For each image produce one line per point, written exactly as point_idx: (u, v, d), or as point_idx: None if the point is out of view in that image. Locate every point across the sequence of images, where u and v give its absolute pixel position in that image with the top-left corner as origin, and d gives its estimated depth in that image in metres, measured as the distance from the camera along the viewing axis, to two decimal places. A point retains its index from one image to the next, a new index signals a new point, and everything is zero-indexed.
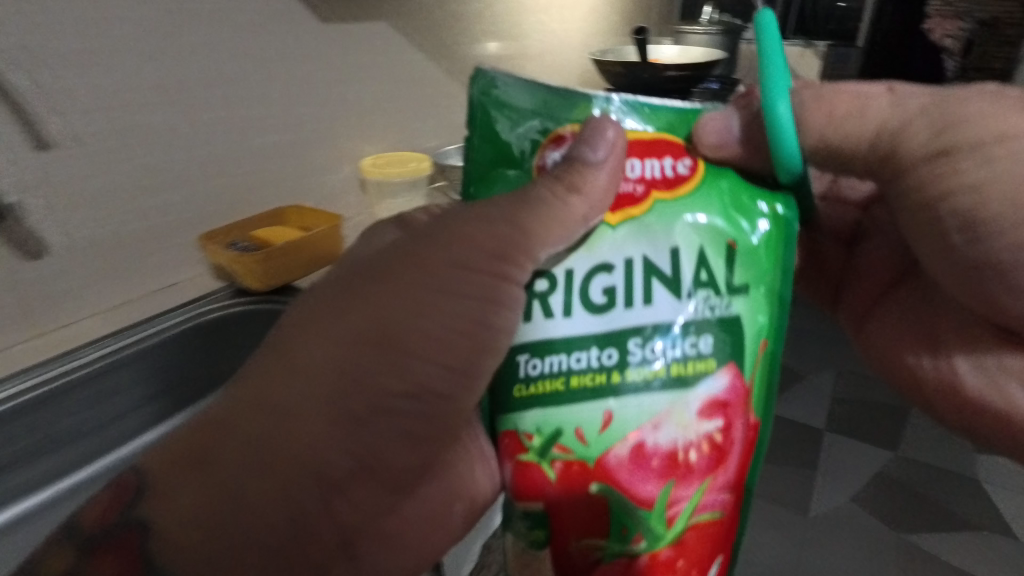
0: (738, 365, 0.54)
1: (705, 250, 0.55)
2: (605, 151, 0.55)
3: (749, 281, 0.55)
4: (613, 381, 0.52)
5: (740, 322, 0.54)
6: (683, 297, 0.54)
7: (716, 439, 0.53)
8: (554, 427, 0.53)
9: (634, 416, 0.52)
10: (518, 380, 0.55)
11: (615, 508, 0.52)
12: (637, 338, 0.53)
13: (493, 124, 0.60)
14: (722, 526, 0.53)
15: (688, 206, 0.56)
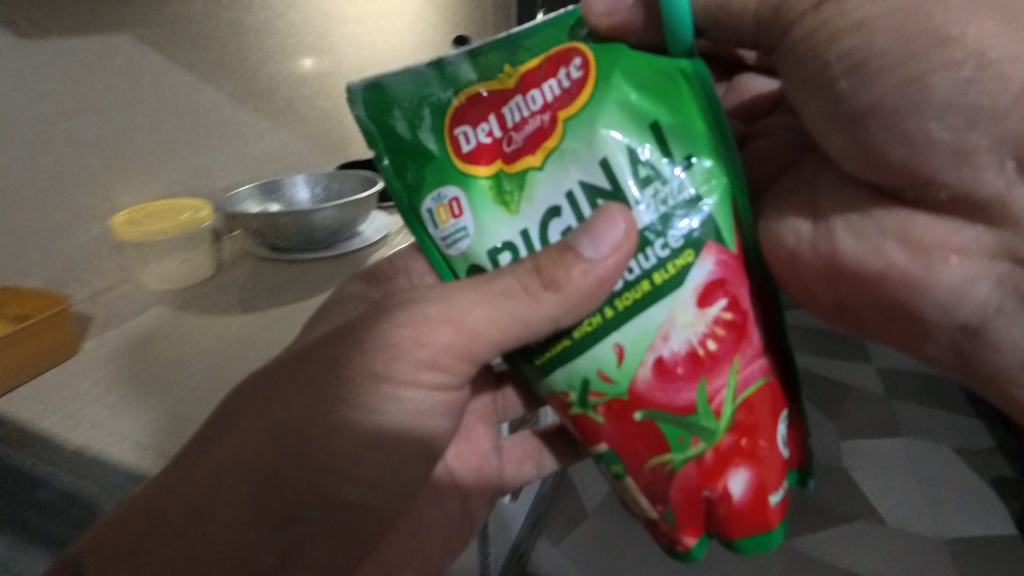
0: (720, 238, 0.50)
1: (640, 149, 0.50)
2: (606, 246, 0.47)
3: (692, 153, 0.49)
4: (614, 311, 0.50)
5: (710, 199, 0.50)
6: (641, 203, 0.49)
7: (727, 318, 0.50)
8: (580, 376, 0.51)
9: (642, 330, 0.49)
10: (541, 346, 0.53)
11: (667, 429, 0.49)
12: (631, 260, 0.50)
13: (392, 133, 0.53)
14: (773, 385, 0.51)
15: (604, 110, 0.49)
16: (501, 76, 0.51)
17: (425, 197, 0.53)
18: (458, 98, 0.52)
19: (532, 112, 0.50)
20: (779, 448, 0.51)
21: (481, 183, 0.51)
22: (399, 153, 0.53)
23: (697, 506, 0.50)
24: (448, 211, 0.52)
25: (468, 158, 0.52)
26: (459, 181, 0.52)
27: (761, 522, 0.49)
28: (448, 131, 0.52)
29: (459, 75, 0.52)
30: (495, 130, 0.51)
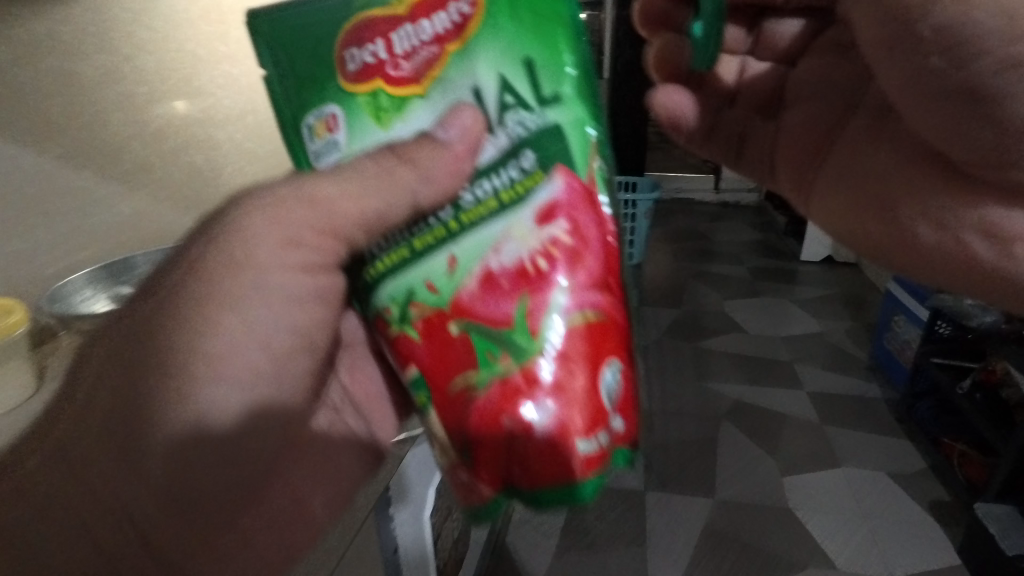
0: (570, 162, 0.49)
1: (498, 79, 0.50)
2: (456, 130, 0.49)
3: (556, 91, 0.49)
4: (449, 227, 0.50)
5: (564, 129, 0.50)
6: (497, 126, 0.50)
7: (562, 242, 0.48)
8: (404, 285, 0.51)
9: (473, 243, 0.50)
10: (374, 257, 0.54)
11: (476, 348, 0.48)
12: (476, 181, 0.51)
13: (319, 39, 0.52)
14: (604, 329, 0.49)
15: (486, 54, 0.50)
16: (399, 6, 0.52)
17: (310, 112, 0.53)
18: (360, 12, 0.52)
19: (427, 40, 0.52)
20: (605, 400, 0.47)
21: (360, 100, 0.52)
22: (285, 46, 0.53)
23: (492, 443, 0.47)
24: (329, 131, 0.53)
25: (370, 75, 0.52)
26: (346, 104, 0.52)
27: (562, 468, 0.45)
28: (338, 51, 0.52)
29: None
30: (385, 52, 0.52)
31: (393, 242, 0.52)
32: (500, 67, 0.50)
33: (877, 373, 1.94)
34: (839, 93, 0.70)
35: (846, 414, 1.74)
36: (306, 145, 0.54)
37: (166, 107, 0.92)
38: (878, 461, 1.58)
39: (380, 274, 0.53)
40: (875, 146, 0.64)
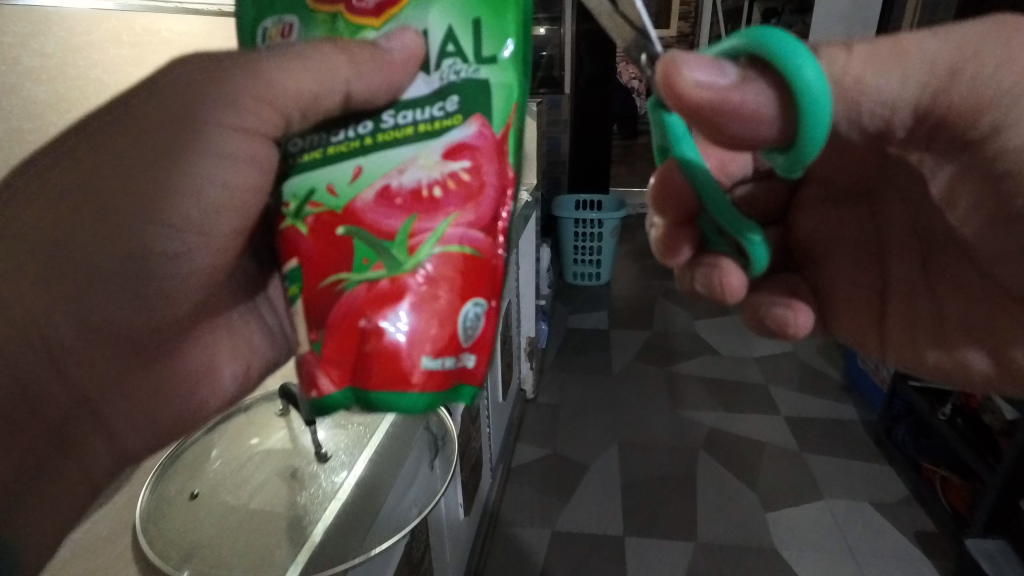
0: (485, 113, 0.54)
1: (448, 32, 0.55)
2: (397, 45, 0.54)
3: (493, 53, 0.54)
4: (365, 142, 0.55)
5: (490, 86, 0.54)
6: (432, 69, 0.55)
7: (462, 177, 0.53)
8: (313, 178, 0.56)
9: (381, 162, 0.55)
10: (302, 146, 0.59)
11: (359, 245, 0.53)
12: (397, 109, 0.55)
13: None
14: (480, 264, 0.53)
15: (436, 11, 0.55)
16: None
17: (271, 16, 0.60)
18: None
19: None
20: (460, 334, 0.51)
21: (319, 18, 0.58)
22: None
23: (353, 339, 0.51)
24: (282, 33, 0.59)
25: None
26: (301, 17, 0.59)
27: (398, 380, 0.50)
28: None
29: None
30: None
31: (319, 139, 0.58)
32: (444, 16, 0.55)
33: (851, 392, 1.91)
34: (862, 239, 0.80)
35: (820, 436, 1.71)
36: (258, 37, 0.60)
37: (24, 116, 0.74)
38: (861, 487, 1.54)
39: (304, 159, 0.58)
40: (941, 277, 0.76)
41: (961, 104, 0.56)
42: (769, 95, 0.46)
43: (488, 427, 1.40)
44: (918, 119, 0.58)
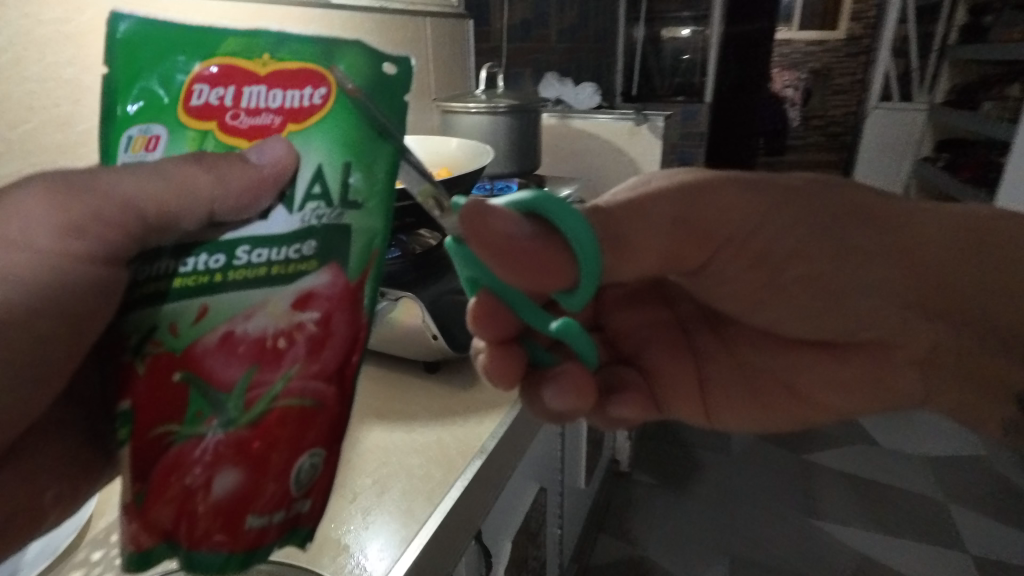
0: (343, 263, 0.40)
1: (317, 165, 0.38)
2: (268, 157, 0.37)
3: (364, 195, 0.39)
4: (215, 274, 0.38)
5: (352, 232, 0.39)
6: (299, 209, 0.39)
7: (315, 333, 0.40)
8: (147, 318, 0.38)
9: (229, 298, 0.38)
10: (145, 271, 0.39)
11: (191, 404, 0.38)
12: (256, 242, 0.38)
13: (243, 43, 0.36)
14: (321, 416, 0.41)
15: (314, 141, 0.38)
16: (263, 55, 0.37)
17: (134, 117, 0.37)
18: (219, 54, 0.36)
19: (268, 107, 0.38)
20: (293, 491, 0.40)
21: (187, 132, 0.38)
22: (124, 59, 0.36)
23: (170, 493, 0.38)
24: (147, 149, 0.38)
25: (209, 113, 0.37)
26: (173, 130, 0.37)
27: (223, 536, 0.38)
28: (189, 83, 0.36)
29: (221, 41, 0.36)
30: (236, 102, 0.37)
31: (169, 267, 0.38)
32: (310, 149, 0.38)
33: None
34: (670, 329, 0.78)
35: None
36: (115, 150, 0.38)
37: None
38: None
39: (146, 292, 0.38)
40: (735, 343, 0.75)
41: (708, 211, 0.53)
42: (558, 249, 0.46)
43: (559, 529, 1.10)
44: (680, 247, 0.53)
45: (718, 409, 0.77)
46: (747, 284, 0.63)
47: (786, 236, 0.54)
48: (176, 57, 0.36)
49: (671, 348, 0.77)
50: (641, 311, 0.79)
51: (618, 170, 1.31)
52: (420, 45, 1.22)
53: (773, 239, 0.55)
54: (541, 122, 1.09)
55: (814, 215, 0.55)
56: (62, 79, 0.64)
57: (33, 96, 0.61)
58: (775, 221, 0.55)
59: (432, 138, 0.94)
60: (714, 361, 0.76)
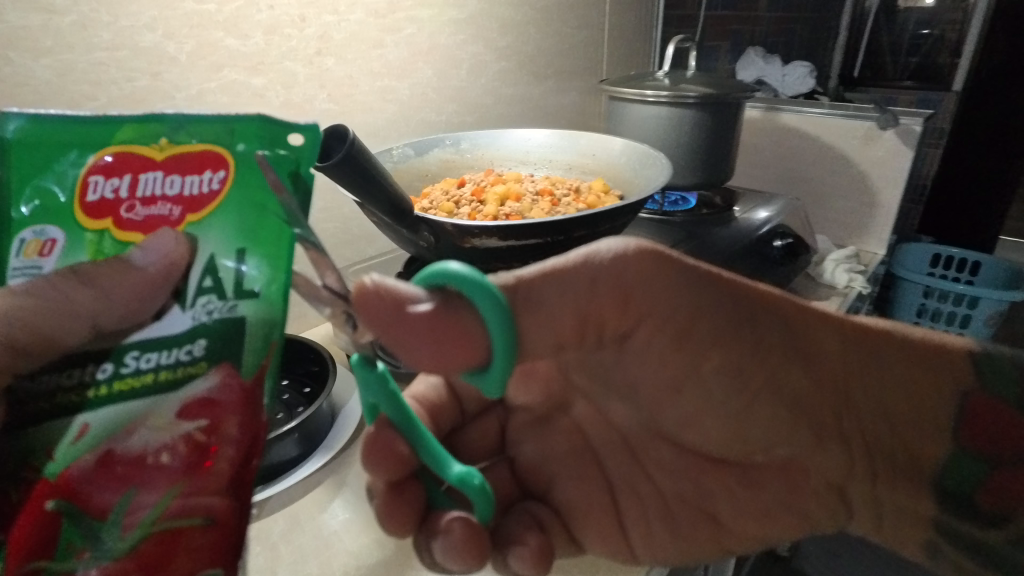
0: (236, 362, 0.29)
1: (206, 254, 0.27)
2: (156, 255, 0.26)
3: (265, 281, 0.28)
4: (92, 388, 0.26)
5: (246, 331, 0.28)
6: (189, 305, 0.27)
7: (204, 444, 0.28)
8: (18, 439, 0.26)
9: (107, 410, 0.27)
10: (23, 388, 0.27)
11: (63, 537, 0.27)
12: (144, 343, 0.27)
13: (144, 126, 0.26)
14: (217, 538, 0.29)
15: (214, 229, 0.27)
16: (159, 138, 0.26)
17: (23, 218, 0.25)
18: (114, 144, 0.25)
19: (166, 194, 0.26)
20: None
21: (85, 235, 0.26)
22: (6, 160, 0.24)
23: None
24: (40, 257, 0.26)
25: (104, 213, 0.26)
26: (72, 233, 0.26)
27: None
28: (84, 177, 0.25)
29: (115, 123, 0.25)
30: (130, 193, 0.26)
31: (51, 381, 0.27)
32: (202, 237, 0.27)
33: None
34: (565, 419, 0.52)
35: None
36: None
37: None
38: None
39: (24, 412, 0.27)
40: (652, 448, 0.50)
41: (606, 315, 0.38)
42: (455, 327, 0.31)
43: None
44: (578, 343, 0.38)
45: (647, 534, 0.48)
46: (664, 383, 0.45)
47: (700, 360, 0.42)
48: (68, 150, 0.25)
49: (590, 480, 0.50)
50: (565, 439, 0.52)
51: (841, 185, 0.97)
52: (597, 12, 0.99)
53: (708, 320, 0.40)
54: (743, 116, 0.81)
55: (701, 326, 0.41)
56: (139, 47, 0.52)
57: (100, 67, 0.50)
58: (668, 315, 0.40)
59: (589, 135, 0.71)
60: (651, 472, 0.50)
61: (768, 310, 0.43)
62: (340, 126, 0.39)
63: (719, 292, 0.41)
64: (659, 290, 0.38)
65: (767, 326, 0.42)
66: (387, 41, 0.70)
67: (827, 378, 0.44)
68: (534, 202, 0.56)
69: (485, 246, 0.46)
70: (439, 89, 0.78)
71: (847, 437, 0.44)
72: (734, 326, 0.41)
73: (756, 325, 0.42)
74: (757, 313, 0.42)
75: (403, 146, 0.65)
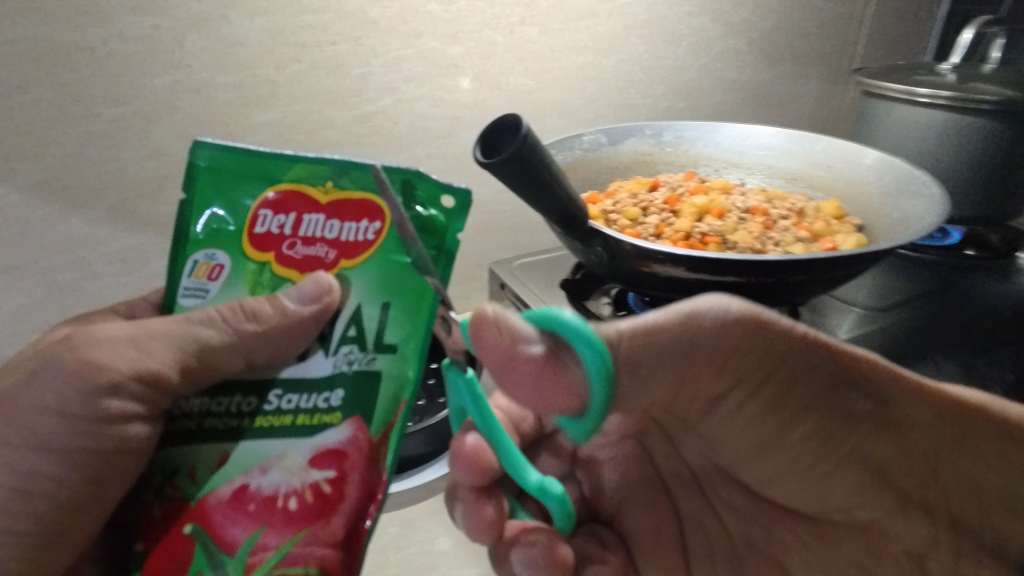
0: (366, 421, 0.26)
1: (353, 303, 0.27)
2: (305, 297, 0.26)
3: (404, 337, 0.27)
4: (241, 420, 0.27)
5: (378, 389, 0.27)
6: (332, 351, 0.27)
7: (328, 494, 0.26)
8: (179, 455, 0.28)
9: (252, 445, 0.27)
10: (186, 413, 0.29)
11: (196, 561, 0.26)
12: (289, 382, 0.27)
13: (311, 170, 0.27)
14: None
15: (363, 279, 0.27)
16: (325, 181, 0.27)
17: (198, 240, 0.28)
18: (286, 182, 0.27)
19: (324, 237, 0.27)
20: None
21: (247, 265, 0.28)
22: (195, 187, 0.28)
23: None
24: (207, 279, 0.28)
25: (267, 245, 0.27)
26: (236, 261, 0.28)
27: None
28: (252, 209, 0.27)
29: (290, 162, 0.27)
30: (293, 230, 0.27)
31: (200, 407, 0.28)
32: (351, 284, 0.27)
33: None
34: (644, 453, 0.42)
35: None
36: (178, 274, 0.28)
37: (263, 113, 0.52)
38: None
39: (177, 431, 0.29)
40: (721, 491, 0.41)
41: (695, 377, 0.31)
42: (563, 382, 0.26)
43: None
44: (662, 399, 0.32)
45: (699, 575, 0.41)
46: (733, 441, 0.36)
47: (769, 427, 0.33)
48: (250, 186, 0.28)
49: (657, 510, 0.42)
50: (636, 467, 0.42)
51: None
52: None
53: (789, 384, 0.31)
54: None
55: (787, 391, 0.31)
56: (345, 11, 0.51)
57: (306, 30, 0.51)
58: (757, 374, 0.30)
59: (829, 139, 0.57)
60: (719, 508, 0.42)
61: (863, 383, 0.32)
62: (515, 116, 0.32)
63: (796, 358, 0.30)
64: (714, 349, 0.29)
65: (857, 399, 0.32)
66: (599, 10, 0.62)
67: (928, 454, 0.33)
68: (741, 222, 0.46)
69: (666, 274, 0.38)
70: (648, 69, 0.69)
71: (930, 505, 0.34)
72: (821, 398, 0.32)
73: (842, 398, 0.32)
74: (844, 382, 0.31)
75: (596, 133, 0.58)
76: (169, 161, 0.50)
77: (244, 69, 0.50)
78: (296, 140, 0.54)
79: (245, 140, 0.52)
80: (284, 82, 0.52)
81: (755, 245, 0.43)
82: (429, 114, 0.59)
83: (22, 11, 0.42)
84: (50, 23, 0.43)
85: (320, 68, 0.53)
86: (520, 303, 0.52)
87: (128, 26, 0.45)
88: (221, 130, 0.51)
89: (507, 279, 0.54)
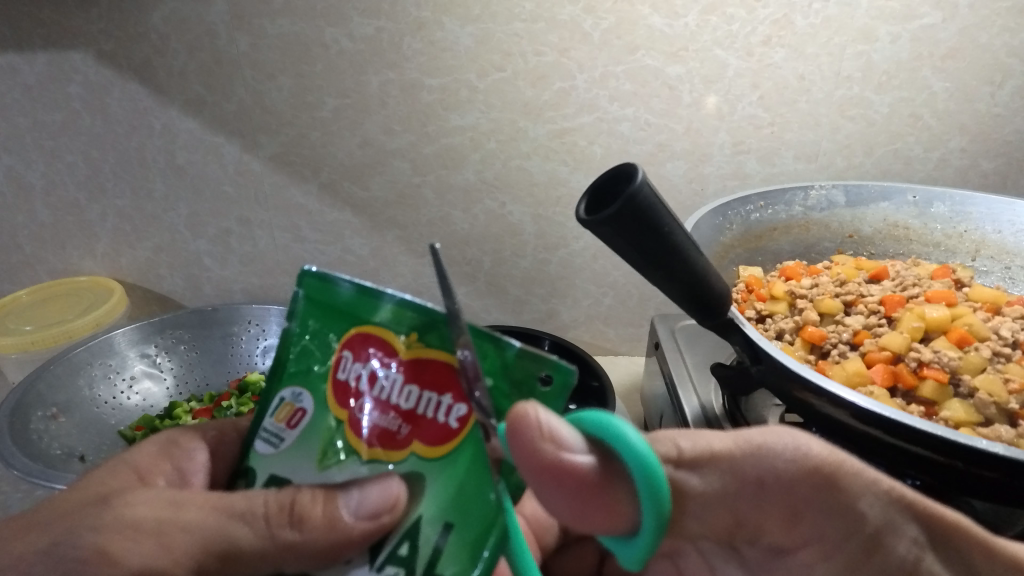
0: None
1: (414, 516, 0.23)
2: (365, 505, 0.23)
3: (456, 574, 0.22)
4: None
5: None
6: (377, 565, 0.23)
7: None
8: None
9: None
10: None
11: None
12: None
13: (400, 318, 0.23)
14: None
15: (433, 488, 0.23)
16: (410, 333, 0.23)
17: (288, 377, 0.25)
18: (372, 327, 0.24)
19: (400, 405, 0.23)
20: None
21: (326, 419, 0.24)
22: (295, 314, 0.25)
23: None
24: (288, 424, 0.25)
25: (345, 400, 0.24)
26: (319, 410, 0.24)
27: None
28: (336, 351, 0.24)
29: (379, 307, 0.23)
30: (368, 387, 0.23)
31: None
32: (416, 494, 0.23)
33: None
34: None
35: None
36: (263, 411, 0.25)
37: (460, 118, 0.53)
38: None
39: None
40: None
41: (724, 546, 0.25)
42: (613, 487, 0.21)
43: None
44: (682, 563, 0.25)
45: None
46: None
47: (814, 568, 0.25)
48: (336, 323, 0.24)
49: None
50: None
51: None
52: None
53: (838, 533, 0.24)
54: None
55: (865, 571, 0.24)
56: (557, 20, 0.49)
57: (514, 39, 0.49)
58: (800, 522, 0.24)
59: None
60: None
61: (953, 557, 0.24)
62: (630, 164, 0.26)
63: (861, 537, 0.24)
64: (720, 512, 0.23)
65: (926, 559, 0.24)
66: (881, 33, 0.48)
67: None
68: (994, 359, 0.33)
69: (824, 413, 0.28)
70: (943, 113, 0.52)
71: None
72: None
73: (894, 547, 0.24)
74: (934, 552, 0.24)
75: (832, 188, 0.45)
76: (373, 151, 0.54)
77: (449, 70, 0.51)
78: (487, 148, 0.54)
79: (439, 140, 0.54)
80: (482, 88, 0.51)
81: (1003, 403, 0.30)
82: (631, 137, 0.53)
83: (282, 11, 0.49)
84: (299, 22, 0.49)
85: (520, 75, 0.51)
86: (666, 374, 0.44)
87: (357, 27, 0.49)
88: (420, 129, 0.53)
89: (662, 339, 0.46)
